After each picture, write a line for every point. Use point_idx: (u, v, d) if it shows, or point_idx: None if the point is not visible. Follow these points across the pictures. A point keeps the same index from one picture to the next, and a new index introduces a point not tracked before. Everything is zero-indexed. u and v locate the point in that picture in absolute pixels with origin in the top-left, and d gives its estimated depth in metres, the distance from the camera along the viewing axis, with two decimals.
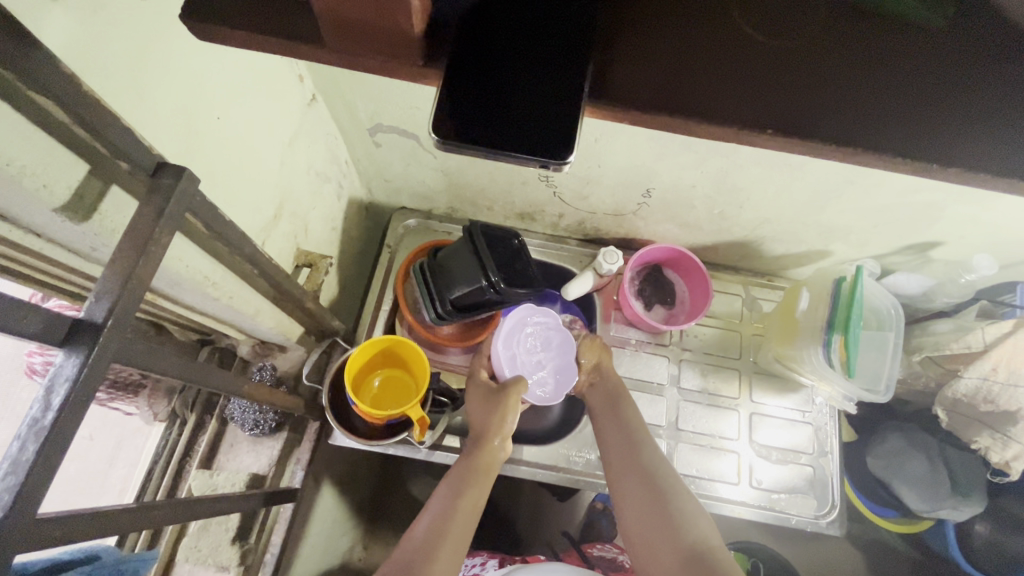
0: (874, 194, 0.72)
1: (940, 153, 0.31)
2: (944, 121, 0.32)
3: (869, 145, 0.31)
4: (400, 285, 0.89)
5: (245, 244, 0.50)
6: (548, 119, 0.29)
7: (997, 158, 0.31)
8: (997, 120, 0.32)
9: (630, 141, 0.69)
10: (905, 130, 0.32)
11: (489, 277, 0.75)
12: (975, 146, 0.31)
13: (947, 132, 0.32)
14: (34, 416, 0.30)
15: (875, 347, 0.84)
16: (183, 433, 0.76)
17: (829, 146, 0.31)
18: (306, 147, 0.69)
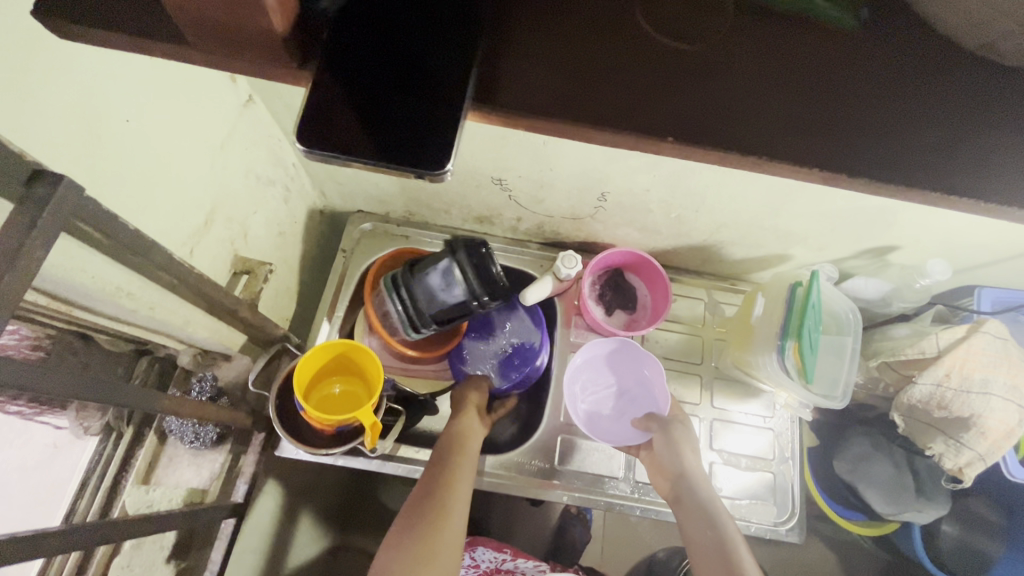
0: (827, 199, 0.71)
1: (850, 162, 0.30)
2: (853, 129, 0.30)
3: (776, 155, 0.29)
4: (368, 295, 0.86)
5: (160, 256, 0.47)
6: (424, 128, 0.29)
7: (907, 169, 0.30)
8: (908, 129, 0.31)
9: (579, 144, 0.67)
10: (814, 139, 0.30)
11: (472, 291, 0.70)
12: (882, 156, 0.30)
13: (862, 141, 0.30)
14: None
15: (833, 352, 0.83)
16: (118, 447, 0.72)
17: (733, 157, 0.30)
18: (245, 153, 0.67)
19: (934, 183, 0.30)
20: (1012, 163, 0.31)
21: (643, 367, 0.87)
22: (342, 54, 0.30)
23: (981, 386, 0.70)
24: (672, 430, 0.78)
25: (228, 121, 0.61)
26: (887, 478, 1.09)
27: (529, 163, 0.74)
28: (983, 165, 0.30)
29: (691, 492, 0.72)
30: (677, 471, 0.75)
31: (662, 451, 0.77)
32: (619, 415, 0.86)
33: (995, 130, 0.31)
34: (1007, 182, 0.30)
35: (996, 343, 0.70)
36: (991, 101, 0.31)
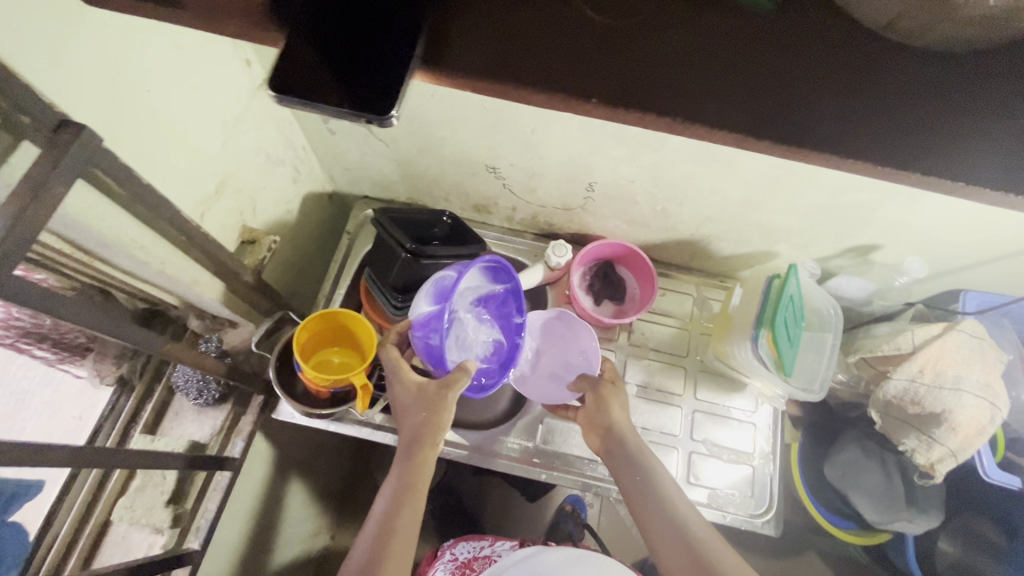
0: (804, 193, 0.73)
1: (755, 127, 0.34)
2: (760, 99, 0.34)
3: (687, 118, 0.33)
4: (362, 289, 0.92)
5: (167, 210, 0.53)
6: (372, 76, 0.32)
7: (812, 135, 0.33)
8: (816, 101, 0.34)
9: (563, 132, 0.71)
10: (728, 105, 0.34)
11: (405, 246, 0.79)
12: (787, 122, 0.34)
13: (767, 111, 0.34)
14: None
15: (813, 348, 0.85)
16: (130, 399, 0.78)
17: (653, 119, 0.33)
18: (257, 131, 0.73)
19: (833, 147, 0.33)
20: (911, 134, 0.33)
21: (584, 337, 0.87)
22: (311, 17, 0.33)
23: (954, 382, 0.71)
24: (601, 388, 0.76)
25: (241, 101, 0.68)
26: (878, 485, 1.08)
27: (519, 151, 0.78)
28: (881, 133, 0.34)
29: (620, 447, 0.71)
30: (604, 426, 0.74)
31: (591, 409, 0.76)
32: (555, 381, 0.86)
33: (897, 106, 0.34)
34: (902, 150, 0.33)
35: (972, 341, 0.72)
36: (892, 81, 0.34)
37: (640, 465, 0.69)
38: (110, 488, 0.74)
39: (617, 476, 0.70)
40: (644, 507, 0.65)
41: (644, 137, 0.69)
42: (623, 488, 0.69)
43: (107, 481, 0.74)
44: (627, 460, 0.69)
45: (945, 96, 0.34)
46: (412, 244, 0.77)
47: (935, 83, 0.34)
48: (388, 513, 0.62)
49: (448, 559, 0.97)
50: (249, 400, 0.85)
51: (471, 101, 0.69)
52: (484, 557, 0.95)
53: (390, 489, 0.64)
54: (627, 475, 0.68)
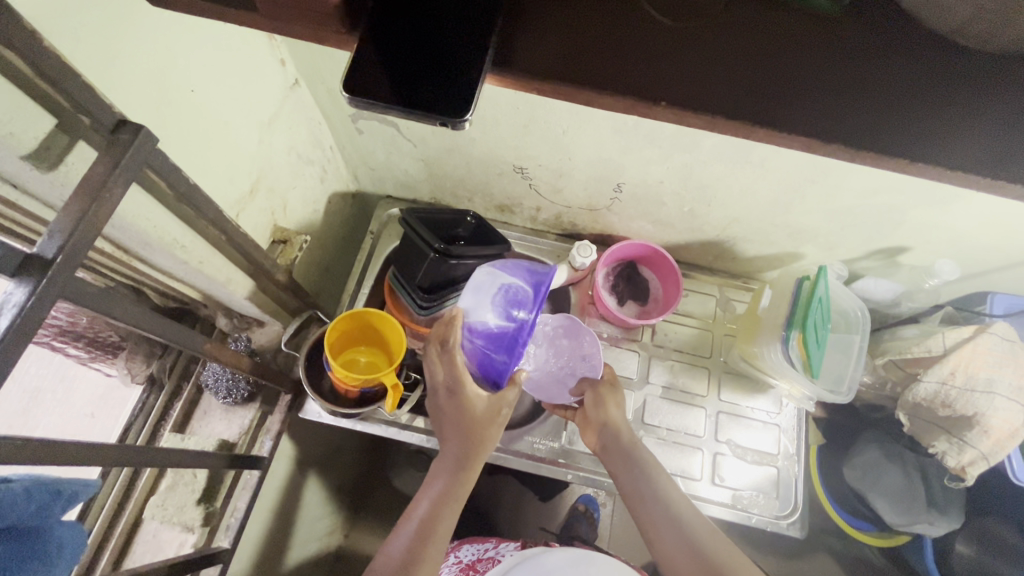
0: (836, 194, 0.73)
1: (826, 128, 0.33)
2: (829, 102, 0.34)
3: (758, 120, 0.33)
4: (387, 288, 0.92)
5: (211, 209, 0.53)
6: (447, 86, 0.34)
7: (881, 137, 0.33)
8: (885, 103, 0.34)
9: (595, 133, 0.71)
10: (797, 107, 0.34)
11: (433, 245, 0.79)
12: (856, 122, 0.33)
13: (834, 112, 0.34)
14: None
15: (840, 349, 0.85)
16: (160, 398, 0.78)
17: (722, 121, 0.33)
18: (289, 131, 0.73)
19: (902, 150, 0.33)
20: (984, 137, 0.33)
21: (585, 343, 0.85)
22: (382, 23, 0.33)
23: (986, 385, 0.71)
24: (600, 389, 0.81)
25: (275, 100, 0.68)
26: (899, 487, 1.08)
27: (548, 152, 0.78)
28: (950, 135, 0.33)
29: (617, 444, 0.77)
30: (602, 423, 0.79)
31: (592, 409, 0.81)
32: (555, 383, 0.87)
33: (964, 108, 0.33)
34: (974, 154, 0.33)
35: (1003, 343, 0.72)
36: (960, 83, 0.34)
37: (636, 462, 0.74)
38: (140, 485, 0.74)
39: (613, 469, 0.76)
40: (641, 498, 0.71)
41: (678, 138, 0.69)
42: (619, 481, 0.74)
43: (138, 477, 0.74)
44: (622, 455, 0.75)
45: (1015, 98, 0.34)
46: (444, 246, 0.77)
47: (1002, 87, 0.34)
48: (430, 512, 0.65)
49: (452, 562, 0.98)
50: (276, 399, 0.85)
51: (505, 101, 0.69)
52: (487, 559, 0.95)
53: (435, 489, 0.67)
54: (624, 469, 0.74)
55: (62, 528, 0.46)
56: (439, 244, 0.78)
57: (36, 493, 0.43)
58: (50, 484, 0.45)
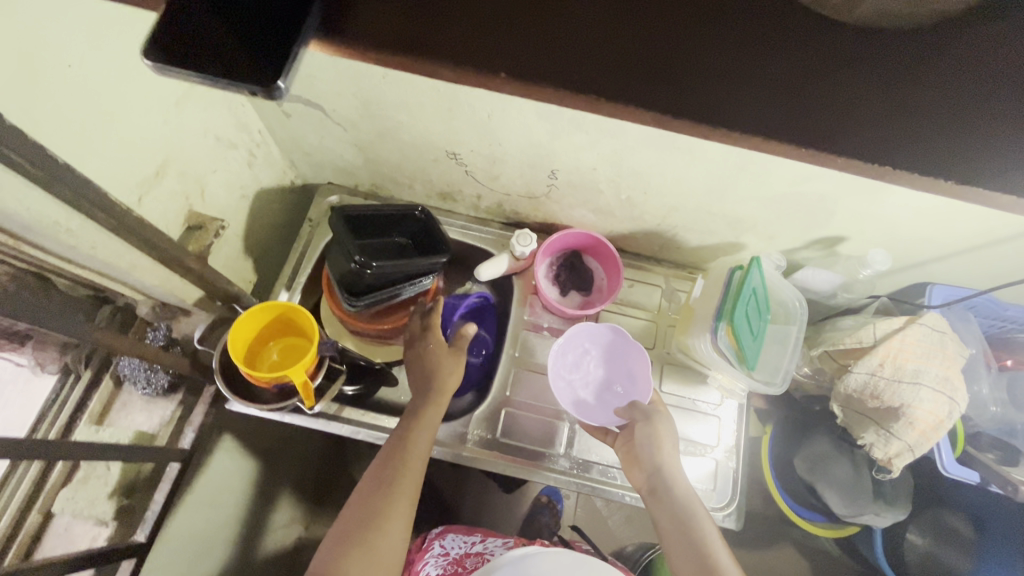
0: (767, 182, 0.72)
1: (625, 92, 0.36)
2: (636, 70, 0.36)
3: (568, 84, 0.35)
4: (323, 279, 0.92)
5: (90, 191, 0.51)
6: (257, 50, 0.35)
7: (672, 101, 0.36)
8: (682, 68, 0.36)
9: (520, 117, 0.69)
10: (606, 74, 0.36)
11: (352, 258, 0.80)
12: (660, 89, 0.36)
13: (645, 79, 0.36)
14: None
15: (778, 341, 0.84)
16: (75, 388, 0.75)
17: (530, 84, 0.36)
18: (205, 112, 0.71)
19: (695, 115, 0.36)
20: (765, 107, 0.36)
21: (632, 362, 0.87)
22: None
23: (912, 375, 0.70)
24: (656, 421, 0.76)
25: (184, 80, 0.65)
26: (846, 480, 1.08)
27: (478, 136, 0.76)
28: (737, 104, 0.36)
29: (665, 487, 0.71)
30: (653, 464, 0.73)
31: (645, 442, 0.74)
32: (603, 405, 0.85)
33: (780, 103, 0.36)
34: (752, 119, 0.36)
35: (932, 335, 0.71)
36: (765, 54, 0.36)
37: (677, 499, 0.69)
38: (51, 481, 0.71)
39: (657, 516, 0.70)
40: (680, 545, 0.66)
41: (602, 123, 0.67)
42: (661, 527, 0.69)
43: (50, 470, 0.71)
44: (675, 503, 0.69)
45: (807, 72, 0.37)
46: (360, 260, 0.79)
47: (801, 61, 0.37)
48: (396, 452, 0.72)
49: (437, 553, 0.98)
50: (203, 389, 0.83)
51: (424, 84, 0.67)
52: (475, 555, 0.93)
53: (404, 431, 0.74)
54: (669, 514, 0.68)
55: None
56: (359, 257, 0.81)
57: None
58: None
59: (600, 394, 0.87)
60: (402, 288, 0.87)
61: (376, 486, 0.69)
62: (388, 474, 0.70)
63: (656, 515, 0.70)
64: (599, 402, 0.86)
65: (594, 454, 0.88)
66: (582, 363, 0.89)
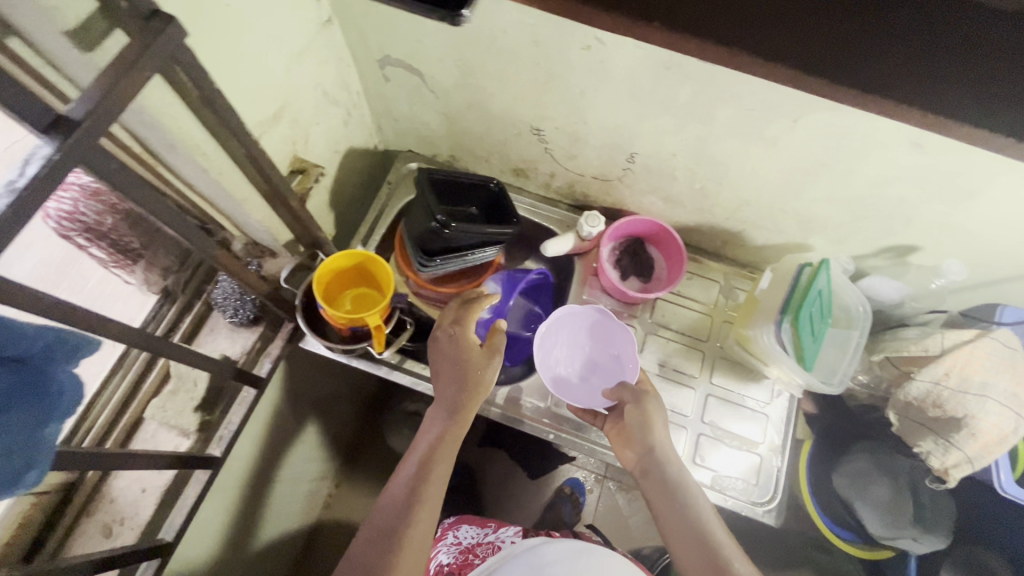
0: (848, 181, 0.73)
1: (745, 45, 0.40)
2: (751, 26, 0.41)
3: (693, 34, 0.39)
4: (396, 239, 0.98)
5: (233, 119, 0.56)
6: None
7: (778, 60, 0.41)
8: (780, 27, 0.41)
9: (612, 96, 0.73)
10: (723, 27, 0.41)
11: (436, 217, 0.85)
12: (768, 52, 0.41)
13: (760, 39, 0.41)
14: (10, 180, 0.37)
15: (837, 344, 0.84)
16: (171, 309, 0.82)
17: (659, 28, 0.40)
18: (319, 67, 0.77)
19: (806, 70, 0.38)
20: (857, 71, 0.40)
21: (617, 341, 0.88)
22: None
23: (979, 388, 0.70)
24: (644, 404, 0.78)
25: (307, 33, 0.71)
26: (885, 499, 1.07)
27: (566, 113, 0.80)
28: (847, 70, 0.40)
29: (659, 468, 0.74)
30: (645, 447, 0.76)
31: (635, 426, 0.78)
32: (589, 385, 0.86)
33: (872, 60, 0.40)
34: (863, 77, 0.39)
35: (1003, 350, 0.71)
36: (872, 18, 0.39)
37: (669, 479, 0.73)
38: (147, 387, 0.78)
39: (652, 497, 0.73)
40: (678, 527, 0.69)
41: (692, 107, 0.70)
42: (659, 510, 0.72)
43: (150, 370, 0.79)
44: (664, 484, 0.72)
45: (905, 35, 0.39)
46: (443, 219, 0.84)
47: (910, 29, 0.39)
48: (426, 456, 0.72)
49: (450, 542, 0.95)
50: (280, 326, 0.89)
51: (526, 56, 0.71)
52: (487, 543, 0.91)
53: (433, 431, 0.74)
54: (660, 495, 0.72)
55: (64, 377, 0.43)
56: (441, 217, 0.85)
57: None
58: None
59: (586, 373, 0.88)
60: (471, 251, 0.92)
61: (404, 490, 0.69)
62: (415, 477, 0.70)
63: (652, 498, 0.73)
64: (585, 383, 0.87)
65: None
66: (565, 340, 0.89)
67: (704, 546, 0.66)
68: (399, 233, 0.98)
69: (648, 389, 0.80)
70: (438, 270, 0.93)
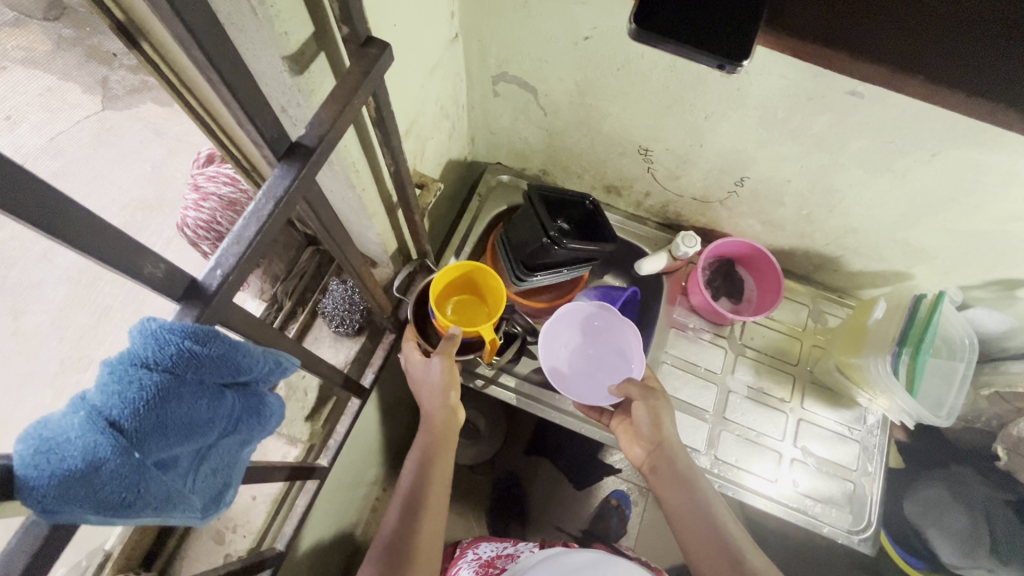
0: (973, 215, 0.73)
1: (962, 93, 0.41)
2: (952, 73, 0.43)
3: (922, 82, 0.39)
4: (490, 252, 0.99)
5: (394, 138, 0.57)
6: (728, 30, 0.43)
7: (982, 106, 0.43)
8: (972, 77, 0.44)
9: (739, 122, 0.73)
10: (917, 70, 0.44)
11: (548, 232, 0.85)
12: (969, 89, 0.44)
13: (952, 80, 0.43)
14: (258, 207, 0.39)
15: (941, 376, 0.84)
16: (278, 316, 0.82)
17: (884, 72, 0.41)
18: (442, 83, 0.77)
19: None
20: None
21: (621, 337, 0.90)
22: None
23: None
24: (651, 401, 0.78)
25: (439, 50, 0.72)
26: (963, 530, 1.01)
27: (682, 136, 0.80)
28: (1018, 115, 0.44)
29: (668, 463, 0.74)
30: (654, 441, 0.76)
31: (642, 422, 0.77)
32: (594, 380, 0.88)
33: None
34: None
35: None
36: None
37: (679, 473, 0.72)
38: None
39: (661, 490, 0.73)
40: (690, 523, 0.68)
41: (823, 137, 0.70)
42: (670, 507, 0.71)
43: None
44: (673, 476, 0.72)
45: None
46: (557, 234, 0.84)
47: None
48: (418, 476, 0.70)
49: (471, 558, 0.92)
50: (380, 337, 0.89)
51: (658, 79, 0.71)
52: (506, 557, 0.90)
53: (421, 446, 0.73)
54: (672, 488, 0.72)
55: (267, 392, 0.42)
56: (553, 231, 0.85)
57: (210, 346, 0.34)
58: (232, 359, 0.36)
59: (591, 368, 0.90)
60: (572, 266, 0.92)
61: (404, 512, 0.67)
62: (414, 496, 0.68)
63: (662, 493, 0.72)
64: (589, 377, 0.88)
65: (734, 457, 0.90)
66: (567, 337, 0.91)
67: (718, 539, 0.65)
68: (493, 246, 0.99)
69: (656, 388, 0.80)
70: (536, 285, 0.93)
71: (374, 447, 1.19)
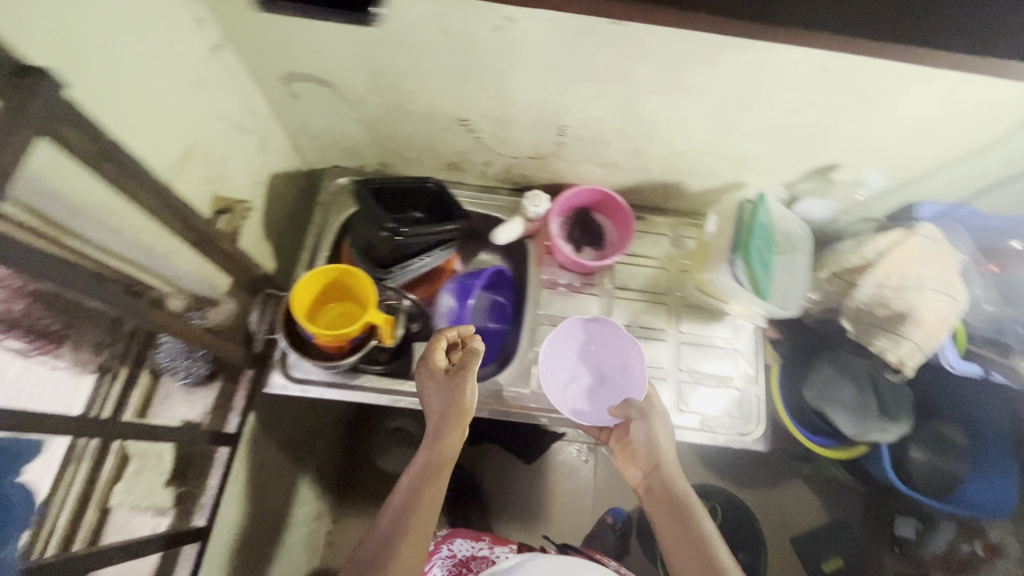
0: (767, 115, 0.76)
1: None
2: None
3: None
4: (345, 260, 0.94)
5: (133, 167, 0.52)
6: None
7: None
8: None
9: (530, 73, 0.72)
10: None
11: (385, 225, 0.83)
12: None
13: None
14: None
15: (787, 269, 0.87)
16: (115, 386, 0.73)
17: None
18: (220, 97, 0.72)
19: None
20: None
21: (624, 354, 0.87)
22: None
23: (916, 282, 0.77)
24: (650, 419, 0.79)
25: (198, 64, 0.66)
26: (854, 401, 1.08)
27: (488, 99, 0.79)
28: None
29: (664, 487, 0.74)
30: (652, 463, 0.77)
31: (641, 441, 0.78)
32: (598, 399, 0.86)
33: None
34: None
35: (929, 244, 0.78)
36: None
37: (675, 497, 0.72)
38: (103, 478, 0.70)
39: (655, 514, 0.72)
40: (682, 541, 0.67)
41: (612, 70, 0.70)
42: (663, 527, 0.70)
43: (108, 455, 0.70)
44: (669, 499, 0.72)
45: None
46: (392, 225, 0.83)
47: None
48: (408, 497, 0.66)
49: (445, 553, 0.87)
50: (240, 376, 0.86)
51: (437, 47, 0.69)
52: (483, 557, 0.85)
53: (411, 473, 0.70)
54: (668, 514, 0.71)
55: None
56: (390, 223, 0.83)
57: None
58: None
59: (596, 387, 0.87)
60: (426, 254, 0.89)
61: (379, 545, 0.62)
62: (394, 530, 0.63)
63: (657, 519, 0.72)
64: (596, 399, 0.86)
65: None
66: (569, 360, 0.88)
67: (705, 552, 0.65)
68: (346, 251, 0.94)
69: (655, 404, 0.81)
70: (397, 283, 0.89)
71: (298, 485, 1.10)
